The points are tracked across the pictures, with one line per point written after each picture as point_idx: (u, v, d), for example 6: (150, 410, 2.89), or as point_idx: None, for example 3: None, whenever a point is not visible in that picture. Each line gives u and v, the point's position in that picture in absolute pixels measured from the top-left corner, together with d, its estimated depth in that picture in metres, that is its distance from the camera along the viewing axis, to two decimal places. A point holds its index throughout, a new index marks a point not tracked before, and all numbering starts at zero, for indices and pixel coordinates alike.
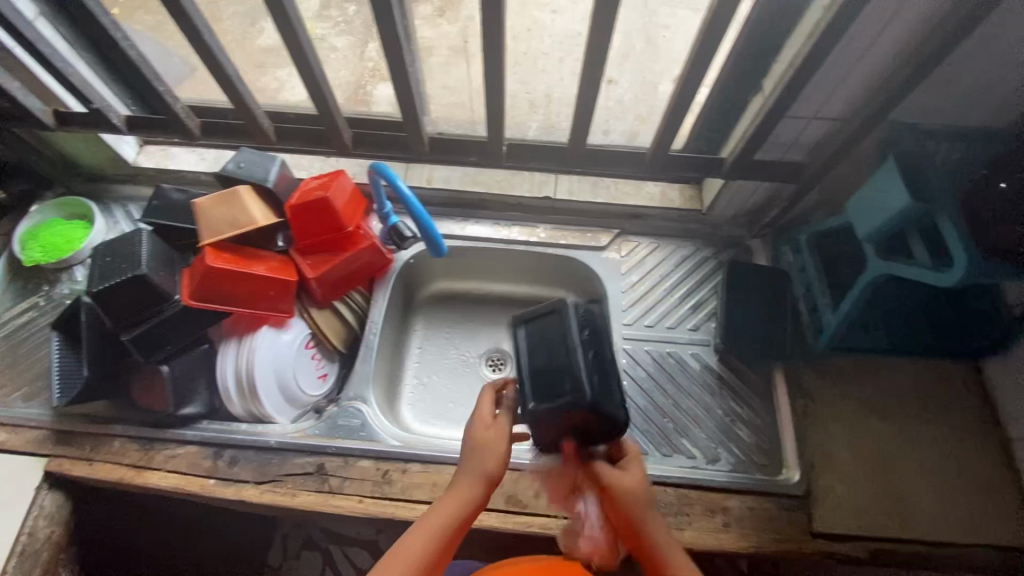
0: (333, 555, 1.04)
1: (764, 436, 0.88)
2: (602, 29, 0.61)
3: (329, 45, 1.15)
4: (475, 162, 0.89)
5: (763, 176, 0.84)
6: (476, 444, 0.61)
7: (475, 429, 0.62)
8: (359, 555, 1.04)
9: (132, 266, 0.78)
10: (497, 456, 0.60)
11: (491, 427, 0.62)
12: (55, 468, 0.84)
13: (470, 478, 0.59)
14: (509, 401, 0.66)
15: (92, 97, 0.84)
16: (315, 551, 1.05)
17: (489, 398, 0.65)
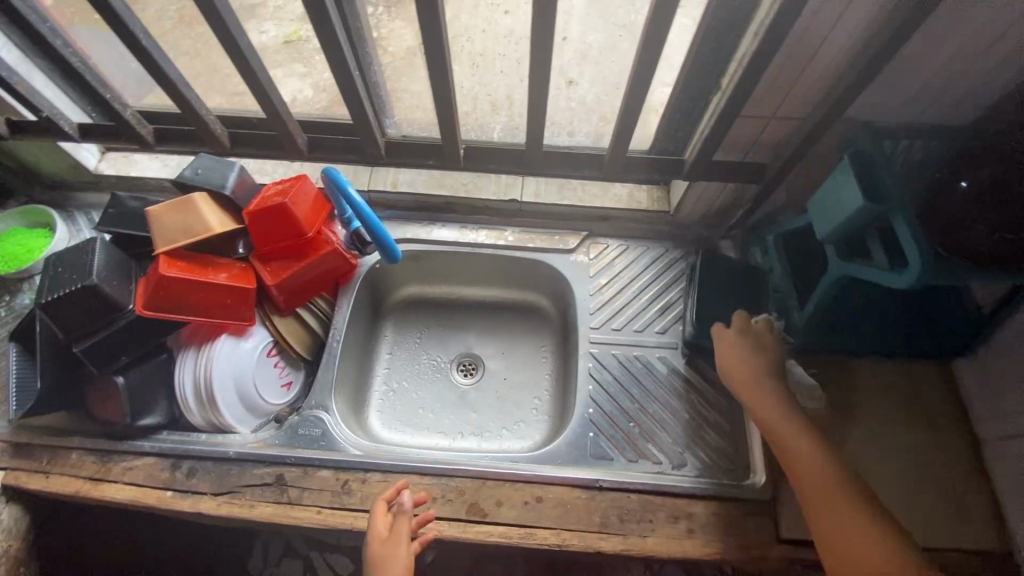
0: (315, 563, 1.04)
1: (731, 440, 0.86)
2: (543, 30, 0.60)
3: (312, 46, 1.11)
4: (434, 166, 0.88)
5: (724, 177, 0.83)
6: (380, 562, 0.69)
7: (374, 547, 0.70)
8: (341, 561, 1.04)
9: (82, 277, 0.77)
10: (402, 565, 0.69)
11: (386, 542, 0.70)
12: (9, 481, 0.82)
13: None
14: (400, 506, 0.74)
15: (41, 106, 0.81)
16: (297, 559, 1.05)
17: (382, 512, 0.73)
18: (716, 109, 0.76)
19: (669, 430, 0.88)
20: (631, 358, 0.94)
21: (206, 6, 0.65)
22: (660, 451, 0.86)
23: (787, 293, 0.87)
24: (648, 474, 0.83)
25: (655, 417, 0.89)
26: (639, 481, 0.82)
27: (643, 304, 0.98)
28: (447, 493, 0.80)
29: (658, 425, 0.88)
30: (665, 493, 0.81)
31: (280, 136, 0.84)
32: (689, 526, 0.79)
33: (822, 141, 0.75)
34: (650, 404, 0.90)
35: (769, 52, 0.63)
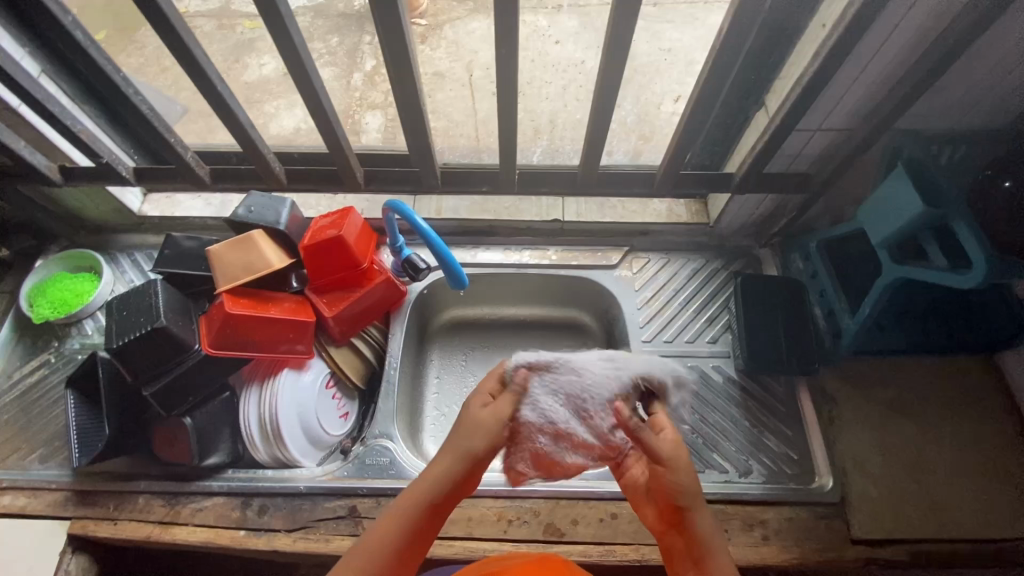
0: None
1: (793, 445, 0.88)
2: (617, 58, 0.62)
3: None
4: (487, 191, 0.90)
5: (770, 188, 0.86)
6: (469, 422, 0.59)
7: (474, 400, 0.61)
8: None
9: (150, 319, 0.77)
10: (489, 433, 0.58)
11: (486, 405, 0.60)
12: (79, 530, 0.81)
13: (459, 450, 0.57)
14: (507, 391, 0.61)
15: (101, 152, 0.83)
16: None
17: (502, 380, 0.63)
18: (764, 125, 0.79)
19: (731, 438, 0.89)
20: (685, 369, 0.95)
21: (288, 51, 0.68)
22: (724, 459, 0.87)
23: (836, 297, 0.89)
24: (717, 483, 0.84)
25: (716, 425, 0.90)
26: (708, 491, 0.83)
27: (691, 315, 1.00)
28: (522, 515, 0.81)
29: (719, 434, 0.89)
30: (736, 501, 0.83)
31: (340, 170, 0.86)
32: (764, 533, 0.80)
33: (869, 151, 0.78)
34: (710, 413, 0.91)
35: (827, 68, 0.66)
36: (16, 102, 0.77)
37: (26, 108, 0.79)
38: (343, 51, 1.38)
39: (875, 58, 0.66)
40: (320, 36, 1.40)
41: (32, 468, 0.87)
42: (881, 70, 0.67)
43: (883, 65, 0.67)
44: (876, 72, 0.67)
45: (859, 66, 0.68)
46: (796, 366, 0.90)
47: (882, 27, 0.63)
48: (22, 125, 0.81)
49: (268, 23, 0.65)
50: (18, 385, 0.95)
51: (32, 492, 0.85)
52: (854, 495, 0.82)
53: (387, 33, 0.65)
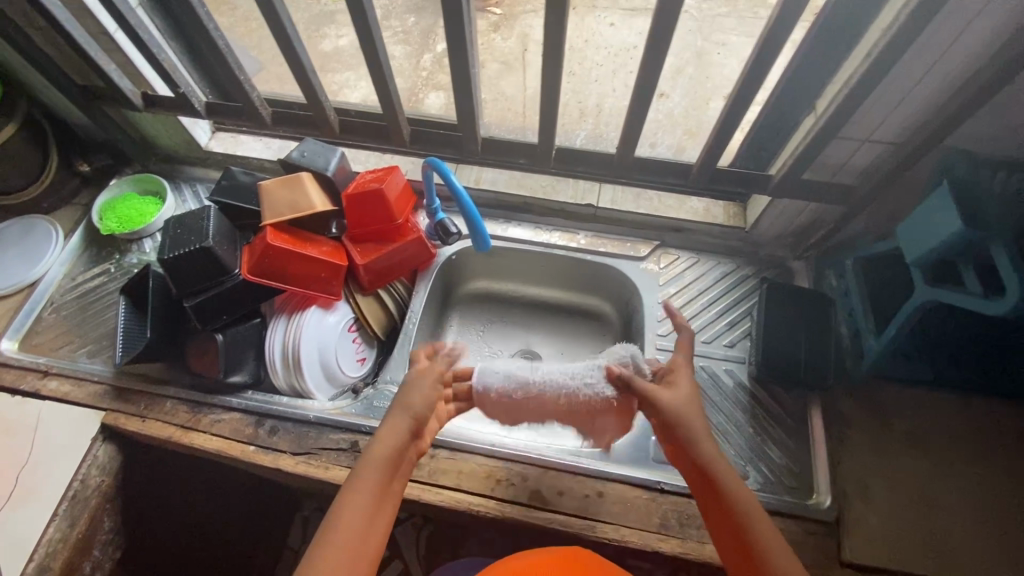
0: None
1: (796, 460, 0.86)
2: (661, 42, 0.63)
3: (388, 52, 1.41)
4: (524, 165, 0.92)
5: (810, 196, 0.84)
6: (375, 441, 0.64)
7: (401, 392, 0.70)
8: None
9: (199, 239, 0.83)
10: (395, 446, 0.64)
11: (396, 425, 0.65)
12: (110, 421, 0.89)
13: (370, 475, 0.61)
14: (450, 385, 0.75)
15: (180, 82, 0.91)
16: None
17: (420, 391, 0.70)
18: (809, 129, 0.78)
19: (732, 442, 0.88)
20: (697, 368, 0.94)
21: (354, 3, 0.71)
22: None
23: (864, 316, 0.86)
24: None
25: (719, 427, 0.89)
26: None
27: (712, 317, 0.99)
28: (511, 477, 0.83)
29: (722, 436, 0.88)
30: None
31: (388, 127, 0.90)
32: None
33: (918, 168, 0.75)
34: (716, 414, 0.90)
35: (879, 71, 0.65)
36: (113, 28, 0.86)
37: (120, 34, 0.88)
38: (418, 31, 1.45)
39: (933, 68, 0.64)
40: (396, 15, 1.47)
41: (80, 361, 0.96)
42: (938, 82, 0.65)
43: (943, 76, 0.64)
44: (932, 83, 0.65)
45: (916, 74, 0.66)
46: (811, 382, 0.88)
47: (942, 37, 0.61)
48: (114, 48, 0.90)
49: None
50: (80, 288, 1.04)
51: (77, 382, 0.93)
52: (850, 517, 0.81)
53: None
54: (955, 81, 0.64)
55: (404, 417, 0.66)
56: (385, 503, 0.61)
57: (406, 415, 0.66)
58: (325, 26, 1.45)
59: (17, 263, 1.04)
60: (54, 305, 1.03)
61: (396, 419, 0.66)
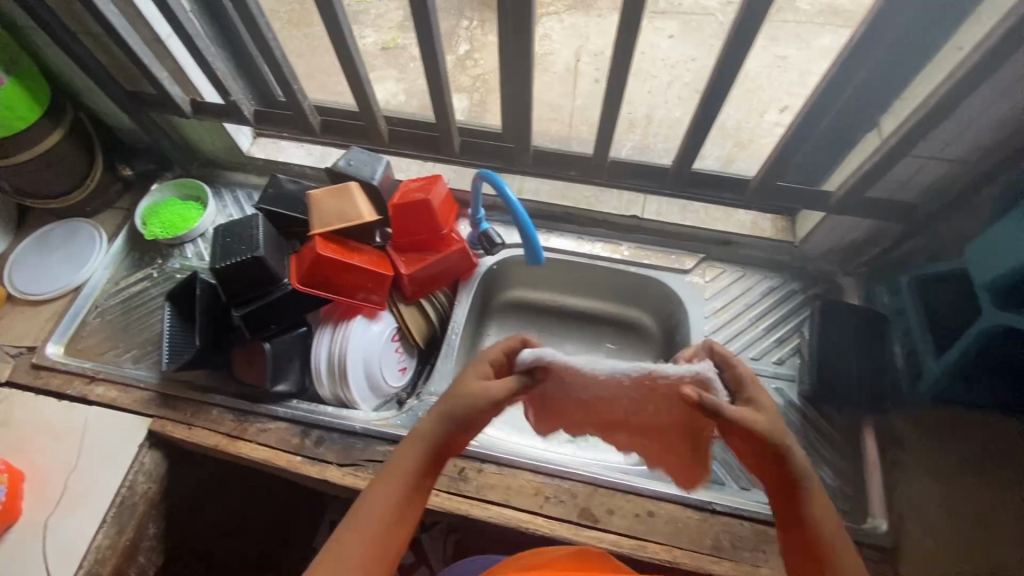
0: None
1: (849, 482, 0.84)
2: (738, 52, 0.62)
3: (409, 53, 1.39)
4: (575, 177, 0.91)
5: (870, 214, 0.82)
6: (404, 446, 0.61)
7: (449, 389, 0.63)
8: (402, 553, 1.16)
9: (250, 248, 0.83)
10: (430, 451, 0.61)
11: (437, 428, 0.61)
12: (157, 428, 0.89)
13: (385, 486, 0.59)
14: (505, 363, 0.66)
15: (231, 91, 0.91)
16: None
17: (480, 385, 0.62)
18: (873, 145, 0.76)
19: None
20: None
21: (420, 14, 0.71)
22: None
23: (921, 336, 0.84)
24: (761, 503, 0.82)
25: None
26: (751, 509, 0.82)
27: (760, 333, 0.97)
28: (560, 494, 0.82)
29: None
30: None
31: (440, 137, 0.90)
32: None
33: None
34: None
35: (958, 89, 0.63)
36: (167, 35, 0.87)
37: (173, 41, 0.88)
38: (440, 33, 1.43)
39: None
40: None
41: (125, 365, 0.96)
42: None
43: None
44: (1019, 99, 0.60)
45: None
46: (864, 401, 0.87)
47: None
48: (165, 55, 0.90)
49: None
50: (123, 292, 1.04)
51: (123, 387, 0.94)
52: (908, 543, 0.79)
53: (514, 11, 0.68)
54: None
55: (442, 419, 0.61)
56: (409, 508, 0.60)
57: (447, 418, 0.61)
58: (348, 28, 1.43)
59: (63, 267, 1.05)
60: (99, 308, 1.03)
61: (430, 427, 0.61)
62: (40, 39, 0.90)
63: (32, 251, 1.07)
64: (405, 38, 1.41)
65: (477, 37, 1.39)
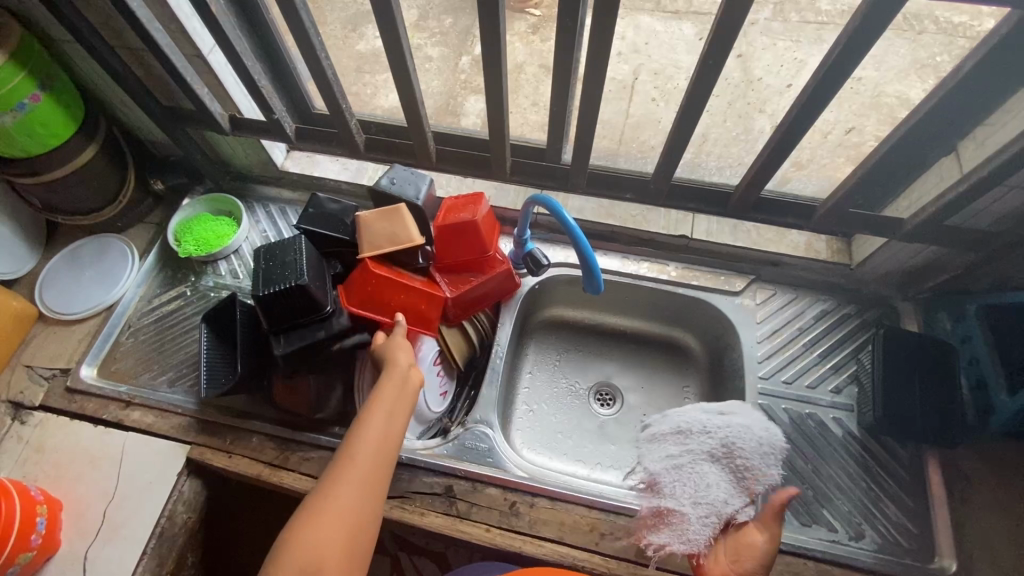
0: (401, 563, 1.10)
1: (914, 520, 0.81)
2: (837, 72, 0.59)
3: (426, 55, 1.34)
4: (630, 199, 0.89)
5: (942, 241, 0.79)
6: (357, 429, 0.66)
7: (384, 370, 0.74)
8: (427, 565, 1.10)
9: (295, 275, 0.81)
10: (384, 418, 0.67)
11: (398, 376, 0.72)
12: (197, 456, 0.87)
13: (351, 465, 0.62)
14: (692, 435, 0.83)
15: (275, 108, 0.88)
16: (385, 556, 1.11)
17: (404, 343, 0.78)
18: (952, 174, 0.72)
19: (845, 497, 0.83)
20: (803, 416, 0.89)
21: (489, 36, 0.69)
22: (836, 518, 0.82)
23: (993, 369, 0.80)
24: (825, 541, 0.80)
25: (830, 480, 0.84)
26: (814, 548, 0.79)
27: (815, 359, 0.94)
28: (615, 531, 0.79)
29: (834, 490, 0.84)
30: (843, 564, 0.78)
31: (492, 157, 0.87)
32: None
33: None
34: (825, 467, 0.85)
35: None
36: (210, 50, 0.84)
37: (216, 56, 0.85)
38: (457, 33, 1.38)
39: None
40: (436, 16, 1.41)
41: (161, 388, 0.93)
42: None
43: None
44: None
45: None
46: (932, 436, 0.83)
47: None
48: (208, 71, 0.87)
49: (481, 13, 0.66)
50: (155, 311, 1.01)
51: (160, 412, 0.91)
52: None
53: (595, 35, 0.64)
54: None
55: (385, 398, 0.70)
56: (386, 444, 0.66)
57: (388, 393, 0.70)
58: (362, 26, 1.35)
59: (96, 285, 1.03)
60: (131, 328, 1.00)
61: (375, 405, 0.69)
62: (77, 53, 0.87)
63: (63, 269, 1.04)
64: (421, 38, 1.37)
65: None
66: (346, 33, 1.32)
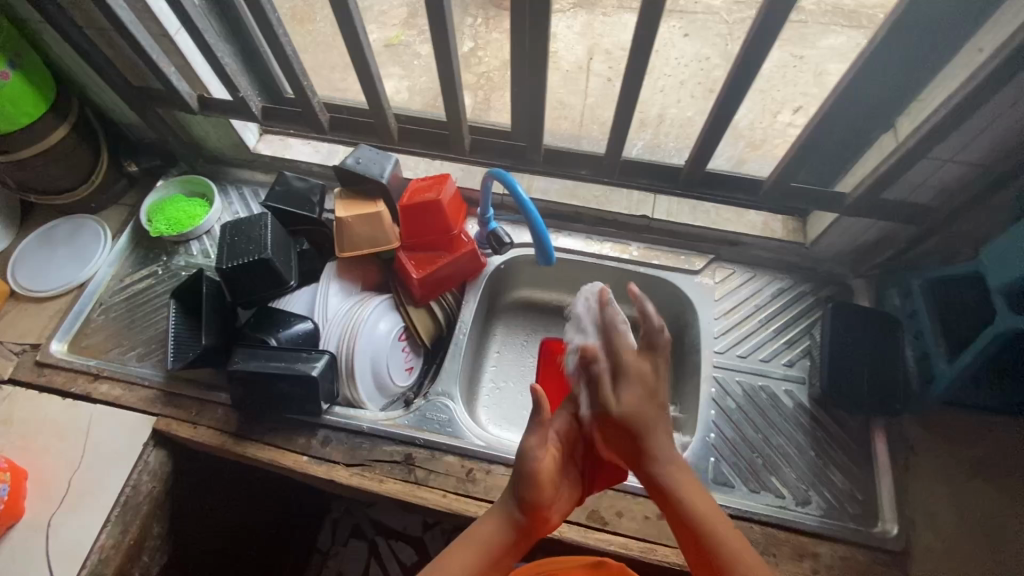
0: (378, 546, 1.18)
1: (858, 486, 0.84)
2: (760, 43, 0.63)
3: (413, 52, 1.36)
4: (585, 177, 0.92)
5: (883, 216, 0.81)
6: (458, 547, 0.57)
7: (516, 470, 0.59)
8: (404, 550, 1.17)
9: (258, 250, 0.86)
10: (489, 548, 0.57)
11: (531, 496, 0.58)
12: (163, 427, 0.89)
13: None
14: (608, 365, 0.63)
15: (241, 86, 0.91)
16: (362, 540, 1.20)
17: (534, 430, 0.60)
18: (886, 150, 0.75)
19: (793, 464, 0.86)
20: (755, 388, 0.92)
21: (436, 13, 0.71)
22: (783, 485, 0.84)
23: (934, 340, 0.81)
24: (771, 506, 0.82)
25: (778, 448, 0.87)
26: (761, 512, 0.81)
27: (770, 334, 0.96)
28: None
29: (781, 458, 0.86)
30: (788, 527, 0.80)
31: (451, 135, 0.90)
32: (814, 566, 0.78)
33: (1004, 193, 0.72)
34: (774, 435, 0.88)
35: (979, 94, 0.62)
36: (175, 30, 0.86)
37: (180, 36, 0.88)
38: None
39: None
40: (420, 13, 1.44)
41: (130, 363, 0.95)
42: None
43: None
44: None
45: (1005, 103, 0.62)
46: (877, 406, 0.85)
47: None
48: (173, 51, 0.89)
49: None
50: (127, 289, 1.03)
51: (128, 385, 0.93)
52: (919, 549, 0.78)
53: (534, 12, 0.67)
54: None
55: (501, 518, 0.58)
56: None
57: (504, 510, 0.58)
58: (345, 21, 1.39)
59: (68, 264, 1.04)
60: (103, 305, 1.02)
61: (488, 529, 0.58)
62: (47, 33, 0.89)
63: (36, 248, 1.06)
64: (408, 35, 1.40)
65: (482, 33, 1.36)
66: (329, 27, 1.36)
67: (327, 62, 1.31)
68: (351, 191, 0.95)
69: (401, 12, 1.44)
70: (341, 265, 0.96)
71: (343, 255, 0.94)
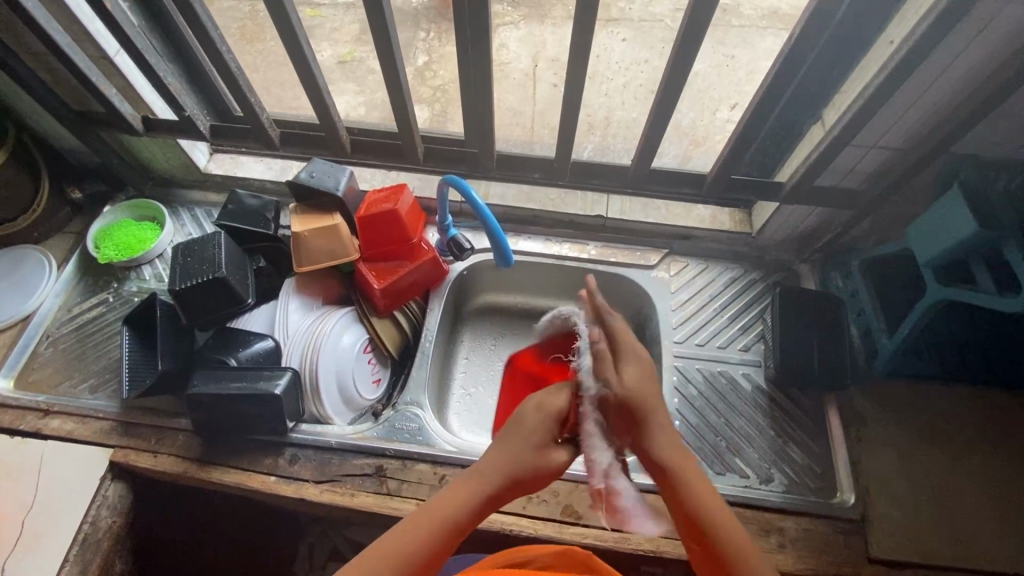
0: None
1: (819, 460, 0.87)
2: (692, 41, 0.66)
3: (366, 65, 1.37)
4: (538, 180, 0.94)
5: (819, 202, 0.86)
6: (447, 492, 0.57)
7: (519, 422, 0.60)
8: None
9: (212, 269, 0.85)
10: (473, 501, 0.56)
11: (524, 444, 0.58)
12: (120, 458, 0.86)
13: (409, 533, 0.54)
14: None
15: (185, 106, 0.90)
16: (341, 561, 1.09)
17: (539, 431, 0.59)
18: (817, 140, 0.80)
19: (754, 445, 0.89)
20: (715, 374, 0.95)
21: (378, 26, 0.73)
22: (746, 465, 0.87)
23: (875, 316, 0.88)
24: (736, 486, 0.85)
25: (740, 430, 0.90)
26: (727, 493, 0.84)
27: (725, 322, 1.00)
28: (542, 494, 0.82)
29: (744, 440, 0.90)
30: (754, 505, 0.83)
31: (405, 145, 0.92)
32: (780, 540, 0.81)
33: (923, 174, 0.77)
34: (735, 418, 0.91)
35: (892, 85, 0.66)
36: (114, 51, 0.85)
37: (120, 57, 0.86)
38: None
39: (938, 79, 0.65)
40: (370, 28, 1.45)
41: (82, 395, 0.92)
42: (935, 99, 0.67)
43: None
44: (947, 85, 0.65)
45: (915, 92, 0.67)
46: (829, 383, 0.90)
47: None
48: (113, 72, 0.88)
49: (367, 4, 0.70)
50: (76, 319, 1.00)
51: (81, 418, 0.89)
52: (876, 515, 0.82)
53: (473, 21, 0.69)
54: (960, 88, 0.65)
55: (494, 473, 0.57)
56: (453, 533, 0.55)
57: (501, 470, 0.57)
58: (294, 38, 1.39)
59: (9, 297, 1.00)
60: (51, 338, 0.98)
61: (478, 475, 0.57)
62: None
63: None
64: (360, 50, 1.40)
65: (434, 47, 1.38)
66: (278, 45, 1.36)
67: (278, 79, 1.31)
68: (306, 206, 0.94)
69: (351, 28, 1.45)
70: (301, 282, 0.96)
71: (301, 271, 0.93)
